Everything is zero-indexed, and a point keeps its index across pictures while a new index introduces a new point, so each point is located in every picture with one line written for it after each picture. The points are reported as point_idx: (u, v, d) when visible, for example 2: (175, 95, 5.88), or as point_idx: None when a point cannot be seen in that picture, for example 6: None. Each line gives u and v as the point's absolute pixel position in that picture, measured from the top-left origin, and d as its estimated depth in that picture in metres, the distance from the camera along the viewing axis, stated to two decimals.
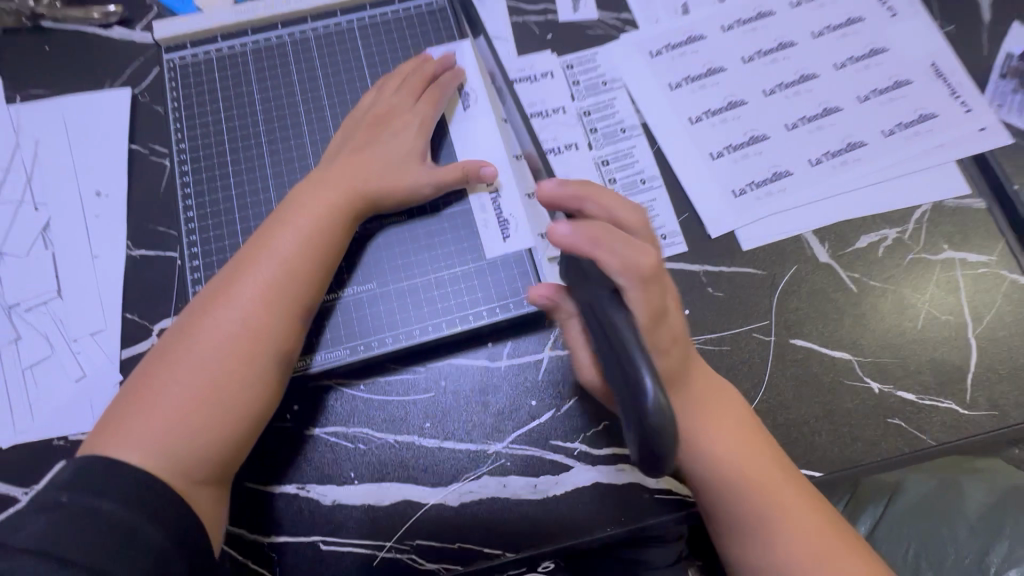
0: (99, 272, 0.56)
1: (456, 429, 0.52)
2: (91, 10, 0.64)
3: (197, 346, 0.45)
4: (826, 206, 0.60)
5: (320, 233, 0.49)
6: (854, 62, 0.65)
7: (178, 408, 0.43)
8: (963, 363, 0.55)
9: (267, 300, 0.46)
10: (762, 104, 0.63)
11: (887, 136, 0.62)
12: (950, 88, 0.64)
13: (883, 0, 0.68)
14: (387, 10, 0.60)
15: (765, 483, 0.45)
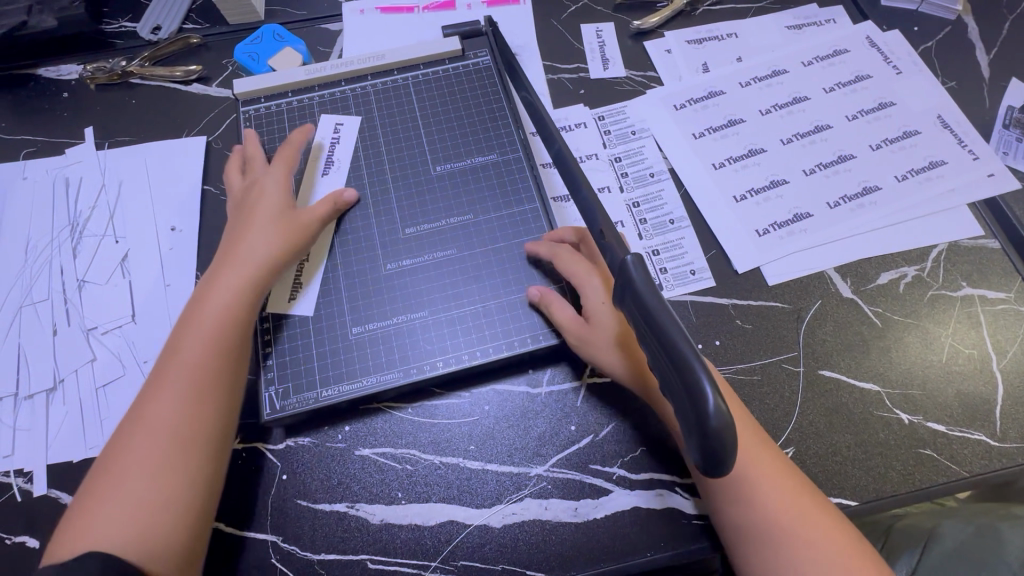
0: (171, 299, 0.61)
1: (499, 452, 0.54)
2: (176, 69, 0.73)
3: (138, 438, 0.46)
4: (846, 245, 0.63)
5: (229, 312, 0.51)
6: (864, 114, 0.70)
7: (126, 496, 0.44)
8: (990, 395, 0.56)
9: (200, 363, 0.49)
10: (780, 152, 0.68)
11: (900, 181, 0.66)
12: (957, 138, 0.69)
13: (888, 60, 0.74)
14: (438, 68, 0.68)
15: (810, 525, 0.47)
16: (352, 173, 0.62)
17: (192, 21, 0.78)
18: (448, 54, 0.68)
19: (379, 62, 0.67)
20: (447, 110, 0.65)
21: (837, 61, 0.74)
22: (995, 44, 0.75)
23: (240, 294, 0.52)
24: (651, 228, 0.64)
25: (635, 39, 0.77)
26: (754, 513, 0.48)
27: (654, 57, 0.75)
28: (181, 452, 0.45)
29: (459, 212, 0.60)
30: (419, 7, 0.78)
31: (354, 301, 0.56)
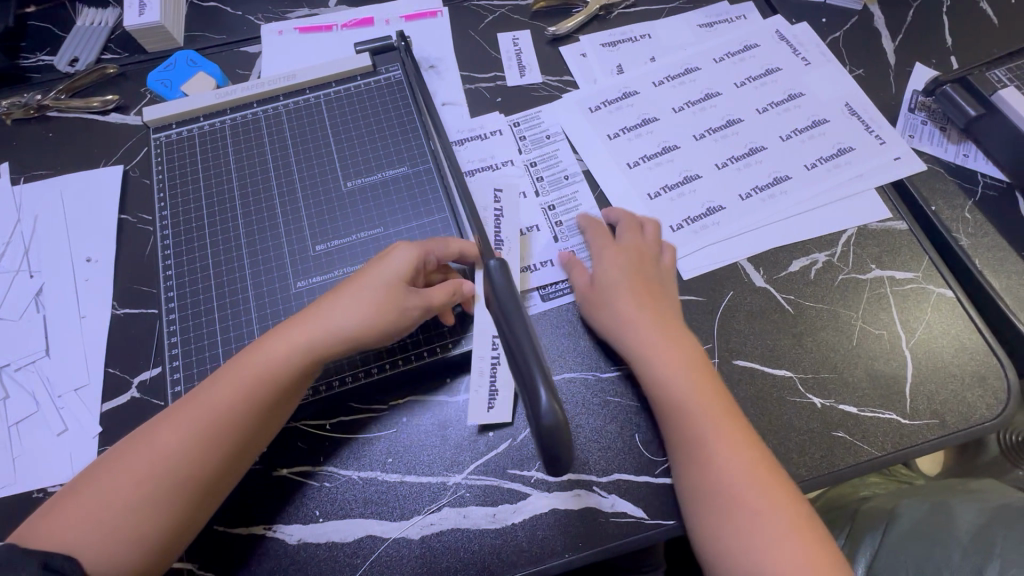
0: (86, 331, 0.60)
1: (416, 463, 0.54)
2: (92, 100, 0.73)
3: (112, 477, 0.47)
4: (759, 235, 0.64)
5: (275, 371, 0.50)
6: (773, 106, 0.72)
7: (93, 526, 0.45)
8: (901, 375, 0.57)
9: (249, 408, 0.49)
10: (694, 147, 0.70)
11: (809, 170, 0.67)
12: (864, 124, 0.70)
13: (797, 52, 0.76)
14: (350, 85, 0.68)
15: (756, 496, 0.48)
16: (263, 194, 0.62)
17: (110, 51, 0.78)
18: (359, 71, 0.68)
19: (289, 81, 0.67)
20: (359, 126, 0.66)
21: (747, 55, 0.76)
22: (901, 29, 0.77)
23: (256, 354, 0.51)
24: (566, 231, 0.65)
25: (551, 44, 0.78)
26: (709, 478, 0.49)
27: (570, 61, 0.76)
28: (169, 490, 0.47)
29: (370, 225, 0.60)
30: (337, 25, 0.78)
31: (264, 322, 0.56)
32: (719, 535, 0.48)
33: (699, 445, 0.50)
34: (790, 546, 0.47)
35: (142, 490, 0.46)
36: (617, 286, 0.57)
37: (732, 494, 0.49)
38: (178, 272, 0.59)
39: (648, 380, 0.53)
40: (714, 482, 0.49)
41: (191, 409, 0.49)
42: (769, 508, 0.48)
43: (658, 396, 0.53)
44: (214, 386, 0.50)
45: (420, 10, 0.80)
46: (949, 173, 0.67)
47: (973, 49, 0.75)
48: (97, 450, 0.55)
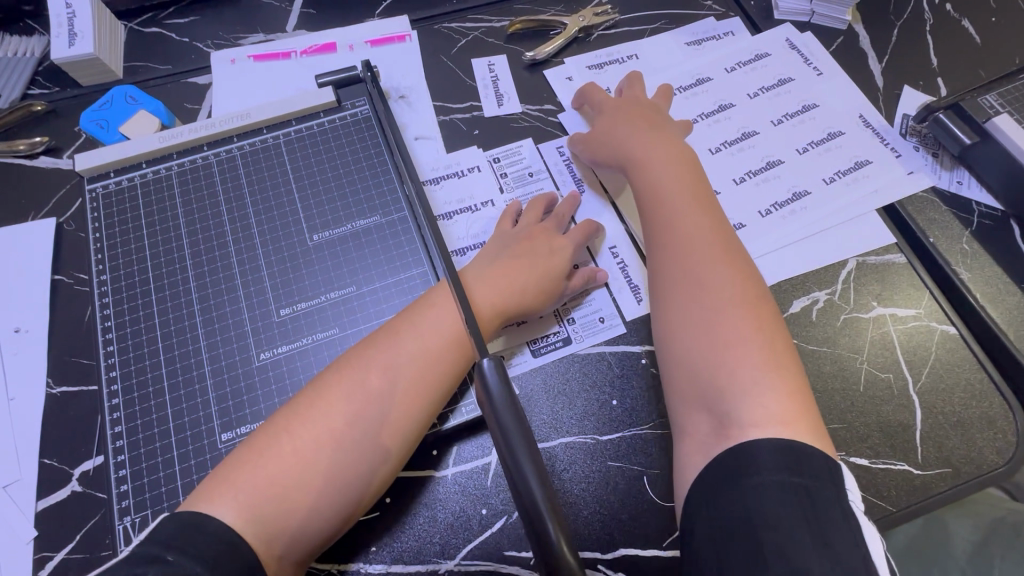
0: (16, 415, 0.53)
1: (404, 550, 0.49)
2: (16, 143, 0.64)
3: (280, 436, 0.45)
4: (780, 254, 0.62)
5: (439, 341, 0.49)
6: (789, 118, 0.70)
7: (255, 490, 0.42)
8: (910, 421, 0.55)
9: (410, 376, 0.48)
10: (710, 162, 0.67)
11: (828, 185, 0.66)
12: (879, 135, 0.68)
13: (809, 61, 0.73)
14: (313, 123, 0.62)
15: (737, 311, 0.47)
16: (220, 250, 0.56)
17: (38, 85, 0.69)
18: (323, 107, 0.62)
19: (244, 121, 0.61)
20: (323, 170, 0.60)
21: (759, 65, 0.73)
22: (886, 50, 0.75)
23: (419, 326, 0.50)
24: None
25: (530, 70, 0.73)
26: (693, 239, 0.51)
27: (554, 85, 0.72)
28: (335, 457, 0.45)
29: (340, 283, 0.54)
30: (297, 53, 0.72)
31: (222, 402, 0.50)
32: (687, 356, 0.47)
33: (667, 227, 0.53)
34: (766, 376, 0.44)
35: (304, 458, 0.44)
36: (649, 163, 0.57)
37: (703, 264, 0.49)
38: (122, 343, 0.52)
39: (661, 230, 0.53)
40: (684, 271, 0.50)
41: (361, 372, 0.48)
42: (732, 301, 0.47)
43: (664, 242, 0.52)
44: (384, 354, 0.48)
45: (388, 34, 0.74)
46: (944, 203, 0.65)
47: (959, 70, 0.74)
48: (32, 558, 0.48)
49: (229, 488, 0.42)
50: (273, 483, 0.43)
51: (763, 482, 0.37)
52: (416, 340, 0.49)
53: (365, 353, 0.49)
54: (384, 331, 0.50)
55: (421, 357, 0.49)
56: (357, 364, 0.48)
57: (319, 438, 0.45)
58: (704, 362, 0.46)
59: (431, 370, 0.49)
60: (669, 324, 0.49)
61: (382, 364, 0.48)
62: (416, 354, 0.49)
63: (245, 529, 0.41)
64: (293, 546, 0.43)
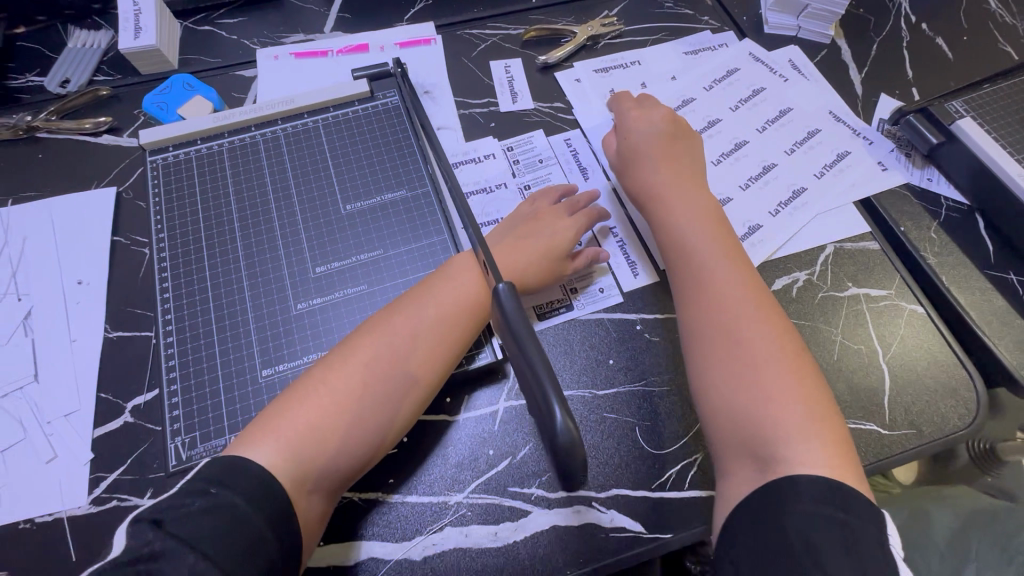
0: (77, 354, 0.59)
1: (418, 483, 0.55)
2: (83, 122, 0.73)
3: (313, 386, 0.51)
4: (794, 244, 0.68)
5: (457, 310, 0.55)
6: (771, 123, 0.77)
7: (291, 436, 0.48)
8: (878, 387, 0.60)
9: (429, 341, 0.54)
10: (715, 169, 0.73)
11: (820, 178, 0.73)
12: (852, 128, 0.76)
13: (774, 70, 0.81)
14: (348, 110, 0.70)
15: (776, 369, 0.50)
16: (264, 217, 0.63)
17: (102, 73, 0.78)
18: (357, 96, 0.70)
19: (288, 106, 0.68)
20: (356, 150, 0.67)
21: (732, 80, 0.80)
22: (866, 63, 0.83)
23: (433, 298, 0.56)
24: None
25: (542, 72, 0.81)
26: (733, 298, 0.54)
27: (564, 86, 0.79)
28: (361, 410, 0.50)
29: (368, 248, 0.61)
30: (333, 51, 0.80)
31: (263, 345, 0.56)
32: (728, 411, 0.49)
33: (706, 286, 0.55)
34: (804, 418, 0.47)
35: (333, 409, 0.49)
36: (688, 219, 0.60)
37: (742, 323, 0.52)
38: (178, 295, 0.59)
39: (699, 291, 0.56)
40: (726, 325, 0.52)
41: (385, 335, 0.53)
42: (775, 351, 0.51)
43: (704, 301, 0.55)
44: (403, 322, 0.54)
45: (415, 37, 0.82)
46: (916, 198, 0.72)
47: (932, 82, 0.81)
48: (87, 477, 0.54)
49: (267, 433, 0.48)
50: (303, 429, 0.48)
51: (801, 510, 0.41)
52: (429, 311, 0.55)
53: (387, 318, 0.54)
54: (404, 302, 0.56)
55: (437, 325, 0.54)
56: (380, 330, 0.54)
57: (350, 391, 0.51)
58: (747, 415, 0.48)
59: (444, 335, 0.54)
60: (709, 378, 0.51)
61: (399, 332, 0.54)
62: (433, 321, 0.55)
63: (281, 465, 0.46)
64: (320, 483, 0.48)
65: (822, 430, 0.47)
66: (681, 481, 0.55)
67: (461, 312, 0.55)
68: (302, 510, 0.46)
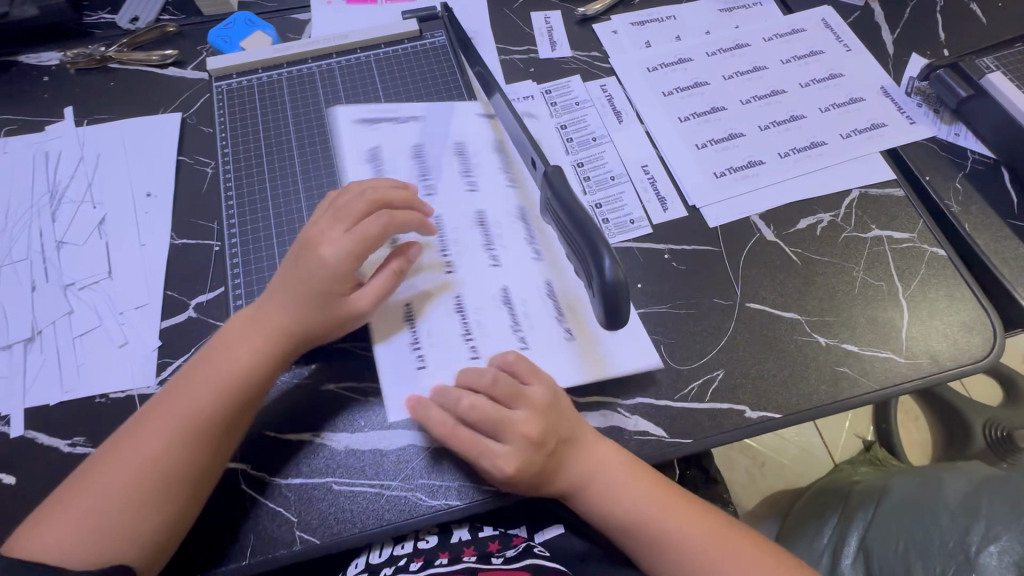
0: (146, 256, 0.65)
1: (456, 383, 0.59)
2: (152, 54, 0.78)
3: (110, 470, 0.50)
4: (794, 185, 0.71)
5: (243, 363, 0.54)
6: (816, 82, 0.78)
7: (93, 512, 0.49)
8: (897, 320, 0.63)
9: (217, 393, 0.53)
10: (741, 110, 0.76)
11: (844, 139, 0.74)
12: (896, 105, 0.77)
13: (840, 39, 0.82)
14: (398, 48, 0.74)
15: (722, 559, 0.53)
16: (319, 140, 0.67)
17: (168, 12, 0.83)
18: (407, 35, 0.74)
19: (343, 41, 0.73)
20: (405, 85, 0.71)
21: (794, 38, 0.82)
22: (898, 24, 0.84)
23: (295, 274, 0.56)
24: (593, 185, 0.70)
25: (581, 24, 0.84)
26: (654, 538, 0.55)
27: (601, 37, 0.83)
28: (145, 492, 0.50)
29: (412, 170, 0.65)
30: None
31: None
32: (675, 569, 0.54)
33: (605, 501, 0.55)
34: (721, 538, 0.55)
35: (146, 478, 0.50)
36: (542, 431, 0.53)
37: (680, 556, 0.54)
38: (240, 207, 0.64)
39: (625, 536, 0.55)
40: (632, 502, 0.55)
41: (170, 405, 0.53)
42: (697, 533, 0.54)
43: (632, 538, 0.55)
44: (205, 372, 0.54)
45: None
46: (941, 150, 0.74)
47: (963, 44, 0.83)
48: (155, 362, 0.59)
49: (57, 518, 0.49)
50: (76, 526, 0.48)
51: None
52: (286, 304, 0.55)
53: (182, 381, 0.54)
54: (202, 360, 0.55)
55: (305, 318, 0.55)
56: (186, 386, 0.54)
57: (149, 455, 0.51)
58: (658, 542, 0.55)
59: (296, 327, 0.55)
60: (629, 526, 0.55)
61: (202, 380, 0.54)
62: (232, 369, 0.54)
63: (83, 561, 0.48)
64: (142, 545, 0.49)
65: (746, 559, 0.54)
66: (702, 394, 0.59)
67: (216, 361, 0.54)
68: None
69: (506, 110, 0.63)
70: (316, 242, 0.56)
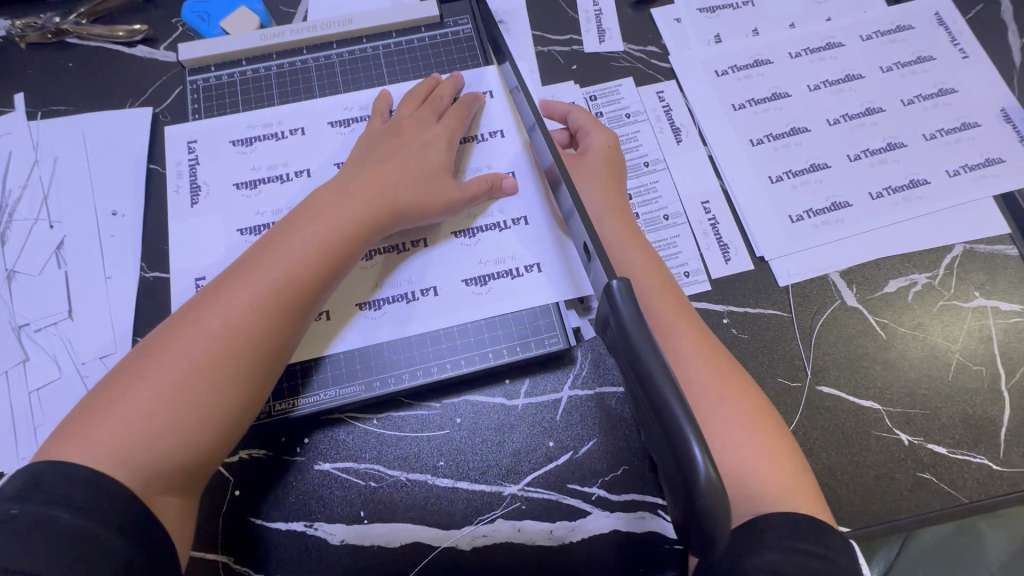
0: (112, 292, 0.55)
1: (470, 470, 0.50)
2: (117, 28, 0.64)
3: (182, 336, 0.43)
4: (885, 235, 0.59)
5: (293, 267, 0.46)
6: (921, 99, 0.64)
7: (113, 436, 0.39)
8: (996, 416, 0.53)
9: (260, 302, 0.44)
10: (826, 133, 0.63)
11: (951, 177, 0.61)
12: (1019, 134, 0.62)
13: (955, 42, 0.67)
14: (413, 38, 0.62)
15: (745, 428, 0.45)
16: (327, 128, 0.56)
17: None
18: (424, 22, 0.62)
19: (346, 28, 0.61)
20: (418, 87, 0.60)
21: (898, 38, 0.67)
22: None
23: (380, 148, 0.53)
24: (642, 225, 0.59)
25: (636, 8, 0.69)
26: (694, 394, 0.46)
27: (661, 27, 0.68)
28: (185, 409, 0.41)
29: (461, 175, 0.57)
30: None
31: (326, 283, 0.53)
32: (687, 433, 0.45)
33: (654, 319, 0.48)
34: (756, 436, 0.45)
35: (178, 397, 0.41)
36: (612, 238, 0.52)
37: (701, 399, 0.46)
38: (258, 200, 0.53)
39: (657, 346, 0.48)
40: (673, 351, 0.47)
41: (204, 316, 0.44)
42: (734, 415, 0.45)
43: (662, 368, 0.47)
44: (291, 234, 0.47)
45: None
46: None
47: None
48: None
49: (100, 422, 0.40)
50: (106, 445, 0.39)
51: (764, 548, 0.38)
52: (383, 172, 0.51)
53: (218, 290, 0.45)
54: (277, 229, 0.48)
55: (397, 185, 0.51)
56: (263, 257, 0.46)
57: (186, 368, 0.42)
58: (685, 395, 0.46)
59: (388, 186, 0.50)
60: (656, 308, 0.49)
61: (286, 247, 0.46)
62: (318, 233, 0.47)
63: (126, 476, 0.39)
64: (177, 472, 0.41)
65: (775, 461, 0.44)
66: None
67: (255, 263, 0.46)
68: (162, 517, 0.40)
69: (528, 102, 0.50)
70: (388, 126, 0.55)
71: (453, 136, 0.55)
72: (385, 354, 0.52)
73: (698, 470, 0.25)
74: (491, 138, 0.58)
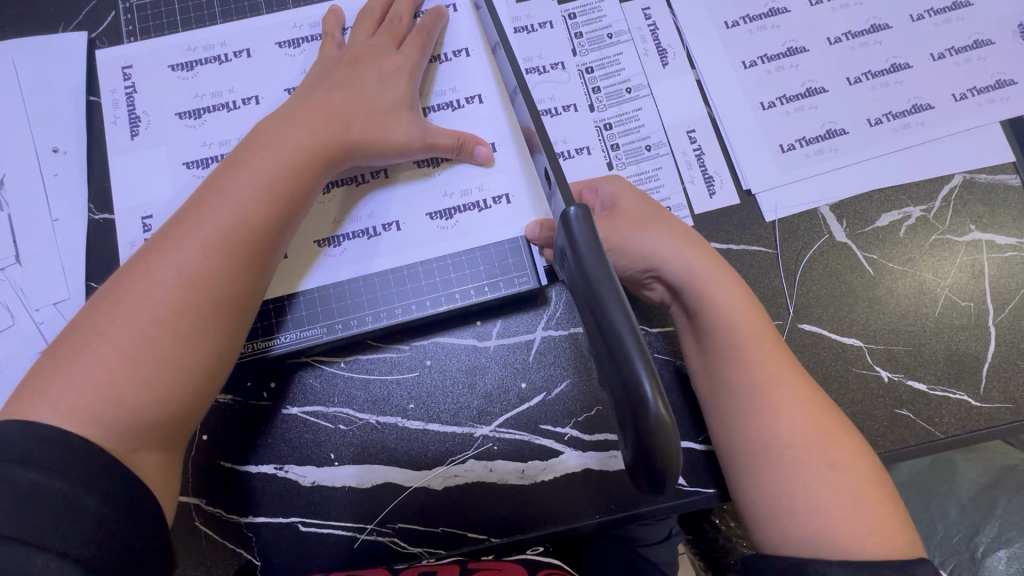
0: (60, 236, 0.52)
1: (441, 411, 0.50)
2: None
3: (135, 288, 0.39)
4: (881, 165, 0.55)
5: (244, 206, 0.42)
6: (932, 14, 0.58)
7: (75, 400, 0.36)
8: (981, 353, 0.52)
9: (213, 247, 0.40)
10: (826, 53, 0.57)
11: (956, 102, 0.56)
12: None
13: None
14: None
15: (827, 453, 0.42)
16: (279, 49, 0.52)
17: None
18: None
19: None
20: None
21: None
22: None
23: (330, 75, 0.48)
24: (623, 156, 0.55)
25: None
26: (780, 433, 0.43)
27: None
28: (151, 365, 0.37)
29: (422, 101, 0.52)
30: None
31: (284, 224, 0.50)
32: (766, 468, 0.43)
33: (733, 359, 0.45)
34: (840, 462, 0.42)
35: (141, 353, 0.37)
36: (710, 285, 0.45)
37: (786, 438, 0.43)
38: (203, 130, 0.50)
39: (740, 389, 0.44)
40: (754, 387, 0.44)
41: (154, 268, 0.40)
42: (808, 433, 0.43)
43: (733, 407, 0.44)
44: (240, 168, 0.43)
45: None
46: None
47: None
48: None
49: (57, 387, 0.36)
50: (72, 408, 0.36)
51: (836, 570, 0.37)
52: (338, 104, 0.47)
53: (166, 238, 0.41)
54: (225, 166, 0.44)
55: (358, 118, 0.47)
56: (211, 197, 0.42)
57: (144, 324, 0.38)
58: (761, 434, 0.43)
59: (343, 117, 0.46)
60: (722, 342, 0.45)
61: (236, 183, 0.42)
62: (271, 167, 0.43)
63: (99, 435, 0.35)
64: (157, 427, 0.38)
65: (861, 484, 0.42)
66: None
67: (199, 205, 0.41)
68: (142, 470, 0.37)
69: (492, 19, 0.46)
70: (340, 51, 0.50)
71: (413, 60, 0.50)
72: (348, 295, 0.50)
73: (650, 408, 0.25)
74: (455, 58, 0.53)
